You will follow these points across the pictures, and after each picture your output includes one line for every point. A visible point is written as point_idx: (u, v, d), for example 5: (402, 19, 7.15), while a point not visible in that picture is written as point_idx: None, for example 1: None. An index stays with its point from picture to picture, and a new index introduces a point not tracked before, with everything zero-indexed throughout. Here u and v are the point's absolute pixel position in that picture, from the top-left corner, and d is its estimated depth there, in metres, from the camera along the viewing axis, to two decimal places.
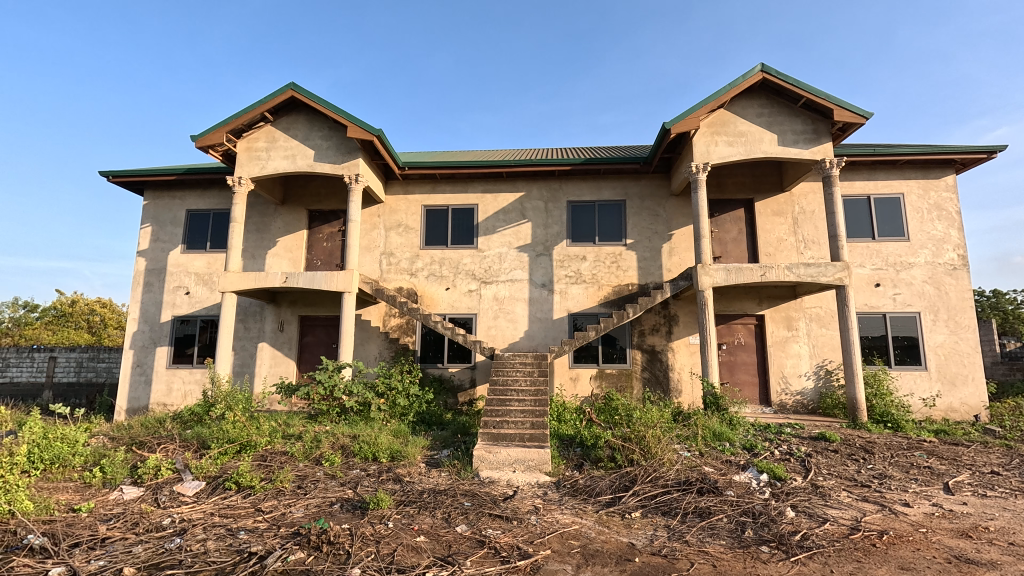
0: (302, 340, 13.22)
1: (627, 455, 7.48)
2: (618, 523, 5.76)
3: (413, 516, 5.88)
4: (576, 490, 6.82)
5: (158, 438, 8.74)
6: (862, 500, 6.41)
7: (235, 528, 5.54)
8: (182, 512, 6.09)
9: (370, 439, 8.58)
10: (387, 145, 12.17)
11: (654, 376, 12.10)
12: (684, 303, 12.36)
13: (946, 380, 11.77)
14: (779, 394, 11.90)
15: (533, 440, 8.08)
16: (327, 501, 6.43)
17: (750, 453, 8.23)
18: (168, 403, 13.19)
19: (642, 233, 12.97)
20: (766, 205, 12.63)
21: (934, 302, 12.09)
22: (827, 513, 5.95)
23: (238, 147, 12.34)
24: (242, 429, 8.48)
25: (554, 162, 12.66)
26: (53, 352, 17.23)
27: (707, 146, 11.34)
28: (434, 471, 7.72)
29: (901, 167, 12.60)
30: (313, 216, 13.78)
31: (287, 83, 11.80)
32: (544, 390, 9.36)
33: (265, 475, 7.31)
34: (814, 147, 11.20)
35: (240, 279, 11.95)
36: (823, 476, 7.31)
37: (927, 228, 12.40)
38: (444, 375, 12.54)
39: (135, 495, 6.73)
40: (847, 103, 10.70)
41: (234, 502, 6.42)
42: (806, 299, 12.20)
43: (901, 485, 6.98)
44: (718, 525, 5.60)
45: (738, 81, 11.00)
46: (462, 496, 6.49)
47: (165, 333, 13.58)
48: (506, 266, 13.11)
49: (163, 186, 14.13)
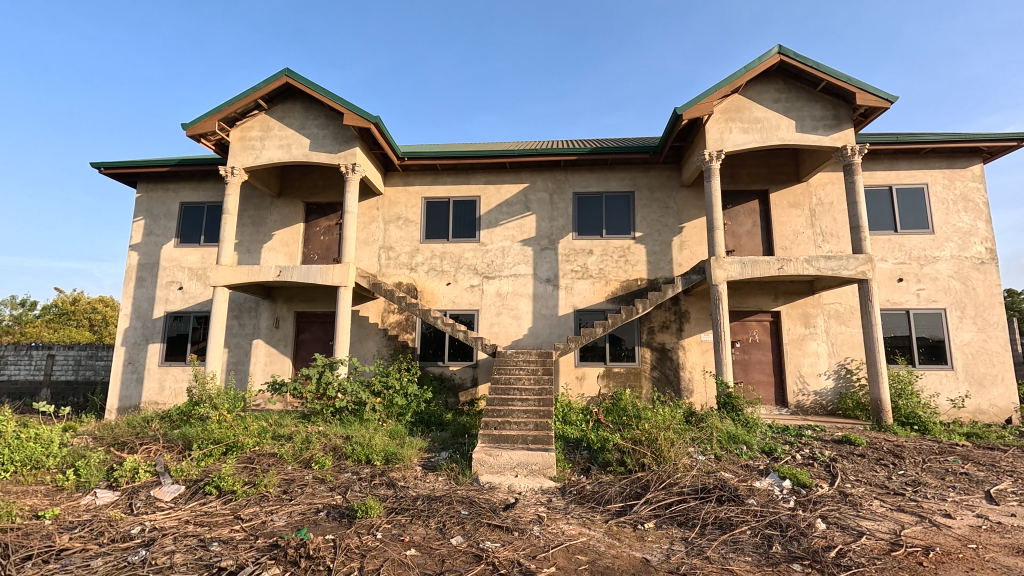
0: (299, 337, 12.77)
1: (638, 458, 6.94)
2: (630, 536, 5.23)
3: (404, 526, 5.37)
4: (583, 497, 6.28)
5: (141, 439, 8.28)
6: (897, 511, 5.85)
7: (206, 539, 5.02)
8: (154, 520, 5.61)
9: (363, 439, 8.09)
10: (386, 134, 11.67)
11: (664, 375, 11.54)
12: (695, 299, 11.79)
13: (974, 381, 11.13)
14: (796, 395, 11.31)
15: (537, 443, 7.55)
16: (312, 508, 5.92)
17: (770, 457, 7.67)
18: (160, 401, 12.76)
19: (652, 227, 12.40)
20: (782, 196, 12.04)
21: (960, 298, 11.47)
22: (861, 525, 5.39)
23: (232, 136, 11.90)
24: (227, 429, 8.02)
25: (560, 152, 12.12)
26: (51, 350, 16.87)
27: (720, 134, 10.78)
28: (430, 475, 7.21)
29: (924, 156, 11.99)
30: (310, 210, 13.33)
31: (282, 69, 11.36)
32: (549, 389, 8.81)
33: (248, 479, 6.81)
34: (834, 134, 10.61)
35: (232, 273, 11.48)
36: (851, 484, 6.74)
37: (952, 220, 11.77)
38: (444, 375, 12.05)
39: (108, 500, 6.25)
40: (871, 86, 10.10)
41: (212, 509, 5.93)
42: (824, 295, 11.61)
43: (938, 494, 6.41)
44: (742, 540, 5.04)
45: (754, 64, 10.44)
46: (459, 504, 5.96)
47: (157, 330, 13.15)
48: (509, 261, 12.59)
49: (156, 179, 13.71)
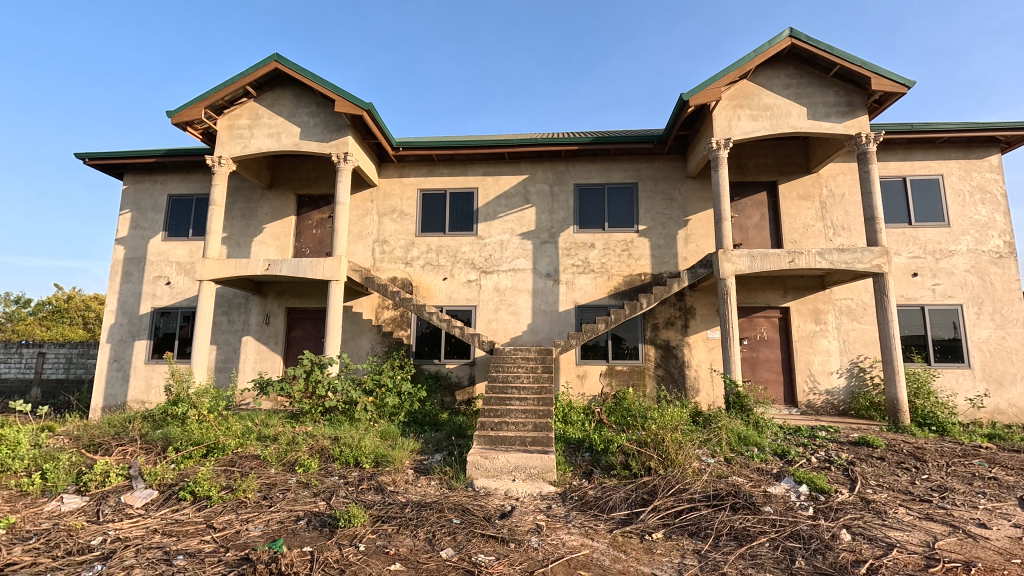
0: (290, 334, 12.32)
1: (643, 462, 6.48)
2: (638, 548, 4.78)
3: (390, 537, 4.92)
4: (585, 503, 5.84)
5: (118, 440, 7.83)
6: (926, 520, 5.39)
7: (171, 553, 4.57)
8: (119, 530, 5.16)
9: (351, 441, 7.64)
10: (379, 121, 11.20)
11: (669, 373, 11.08)
12: (701, 294, 11.34)
13: (992, 380, 10.66)
14: (806, 394, 10.86)
15: (536, 445, 7.11)
16: (292, 516, 5.47)
17: (783, 460, 7.21)
18: (146, 400, 12.32)
19: (656, 220, 11.94)
20: (791, 187, 11.57)
21: (977, 293, 11.00)
22: (889, 536, 4.94)
23: (219, 124, 11.44)
24: (208, 429, 7.59)
25: (561, 141, 11.64)
26: (42, 347, 16.30)
27: (729, 121, 10.30)
28: (421, 479, 6.76)
29: (939, 147, 11.53)
30: (302, 202, 12.87)
31: (271, 54, 10.89)
32: (549, 389, 8.34)
33: (226, 483, 6.34)
34: (848, 121, 10.14)
35: (219, 267, 11.02)
36: (872, 489, 6.28)
37: (969, 212, 11.29)
38: (441, 373, 11.58)
39: (74, 507, 5.80)
40: (887, 70, 9.61)
41: (184, 517, 5.48)
42: (836, 290, 11.14)
43: (968, 501, 5.94)
44: (761, 553, 4.59)
45: (763, 48, 9.96)
46: (451, 512, 5.49)
47: (144, 326, 12.70)
48: (508, 255, 12.14)
49: (144, 170, 13.26)
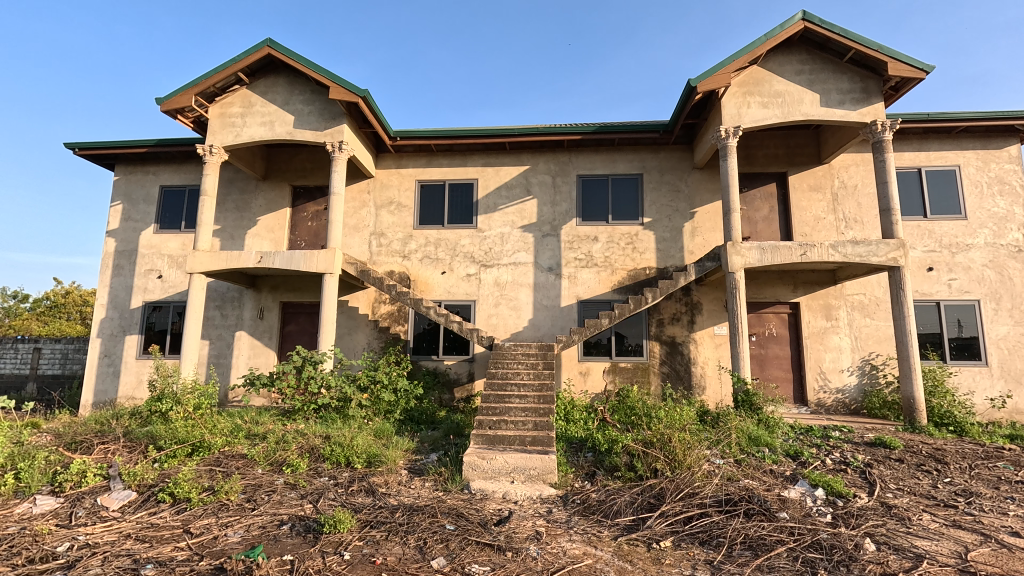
0: (284, 329, 11.99)
1: (649, 463, 6.13)
2: (645, 558, 4.43)
3: (378, 544, 4.58)
4: (588, 508, 5.48)
5: (100, 437, 7.50)
6: (954, 528, 5.02)
7: (140, 561, 4.25)
8: (89, 535, 4.82)
9: (343, 439, 7.30)
10: (375, 109, 10.81)
11: (674, 371, 10.71)
12: (708, 289, 10.94)
13: (1012, 378, 10.27)
14: (817, 393, 10.49)
15: (536, 445, 6.75)
16: (276, 520, 5.12)
17: (796, 462, 6.84)
18: (136, 397, 12.02)
19: (661, 212, 11.56)
20: (801, 178, 11.18)
21: (996, 288, 10.59)
22: (916, 546, 4.57)
23: (210, 112, 11.09)
24: (194, 427, 7.24)
25: (563, 130, 11.25)
26: (38, 343, 16.05)
27: (738, 108, 9.90)
28: (415, 480, 6.42)
29: (955, 137, 11.11)
30: (297, 194, 12.53)
31: (263, 39, 10.52)
32: (549, 385, 7.99)
33: (209, 484, 6.00)
34: (863, 108, 9.73)
35: (210, 259, 10.68)
36: (892, 493, 5.93)
37: (987, 204, 10.88)
38: (439, 369, 11.25)
39: (46, 509, 5.49)
40: (904, 54, 9.20)
41: (161, 520, 5.15)
42: (848, 285, 10.75)
43: (997, 507, 5.57)
44: (778, 566, 4.24)
45: (775, 32, 9.55)
46: (445, 516, 5.15)
47: (135, 321, 12.39)
48: (508, 248, 11.77)
49: (136, 161, 12.93)
